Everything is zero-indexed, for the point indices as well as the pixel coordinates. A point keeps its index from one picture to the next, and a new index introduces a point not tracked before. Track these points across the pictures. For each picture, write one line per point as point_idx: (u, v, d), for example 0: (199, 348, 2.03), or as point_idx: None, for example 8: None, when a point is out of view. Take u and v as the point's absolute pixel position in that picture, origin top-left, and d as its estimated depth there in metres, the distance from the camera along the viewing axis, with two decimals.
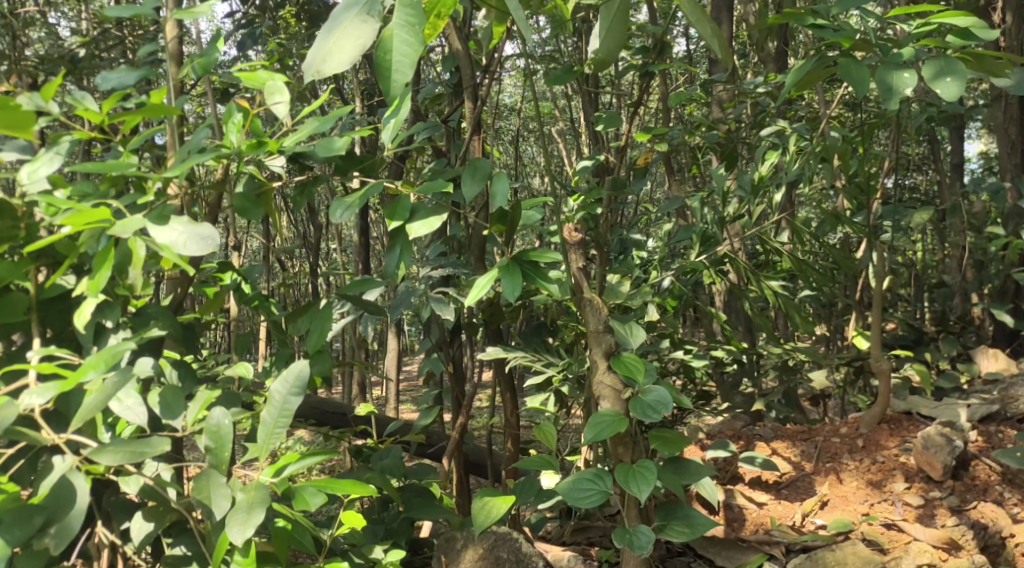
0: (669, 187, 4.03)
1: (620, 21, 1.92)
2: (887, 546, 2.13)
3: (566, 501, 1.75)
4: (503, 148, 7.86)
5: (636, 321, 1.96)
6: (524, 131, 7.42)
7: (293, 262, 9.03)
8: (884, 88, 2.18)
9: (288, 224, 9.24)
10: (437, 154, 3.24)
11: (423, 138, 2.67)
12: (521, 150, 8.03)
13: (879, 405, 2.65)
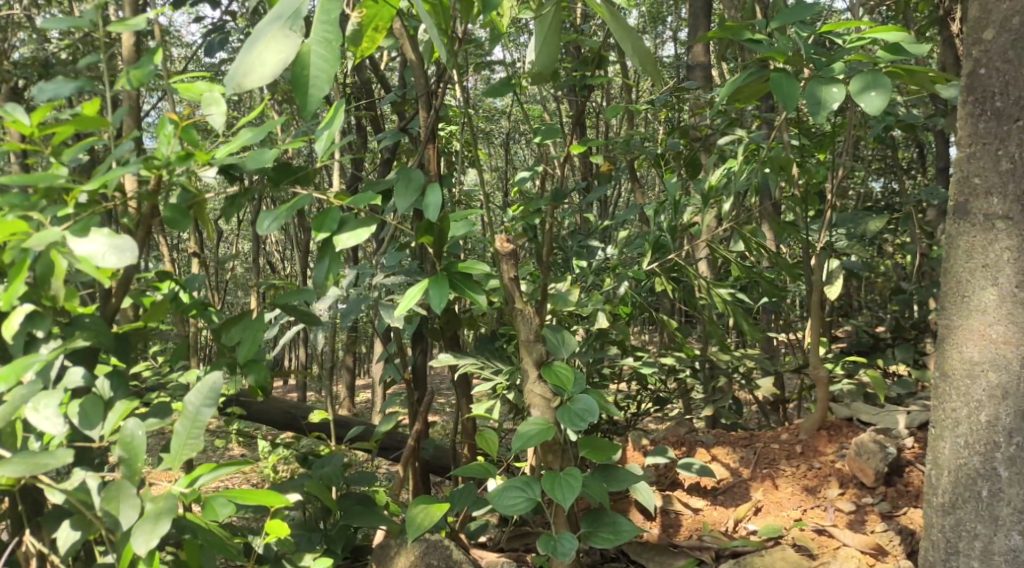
0: (633, 194, 4.05)
1: (554, 34, 1.94)
2: (816, 551, 2.17)
3: (496, 508, 1.83)
4: (488, 153, 7.80)
5: (568, 330, 2.07)
6: (502, 137, 7.40)
7: (276, 265, 8.96)
8: (814, 101, 2.27)
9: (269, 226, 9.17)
10: (401, 160, 3.23)
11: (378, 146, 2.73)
12: (497, 157, 7.99)
13: (817, 412, 2.70)
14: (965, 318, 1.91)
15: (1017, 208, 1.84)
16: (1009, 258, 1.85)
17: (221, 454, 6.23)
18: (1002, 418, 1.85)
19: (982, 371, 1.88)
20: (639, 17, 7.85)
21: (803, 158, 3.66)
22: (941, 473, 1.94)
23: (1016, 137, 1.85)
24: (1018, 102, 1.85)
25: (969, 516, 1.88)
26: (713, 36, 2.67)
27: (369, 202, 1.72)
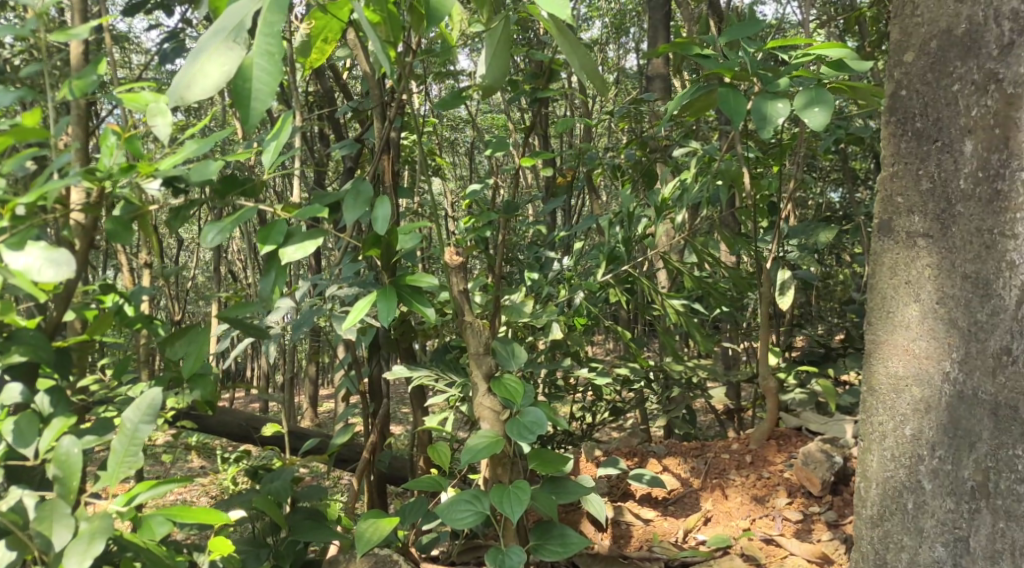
0: (591, 205, 4.07)
1: (504, 47, 1.94)
2: (763, 560, 2.20)
3: (444, 522, 1.83)
4: (451, 161, 7.79)
5: (517, 343, 2.10)
6: (467, 145, 7.39)
7: (237, 272, 8.85)
8: (759, 116, 2.33)
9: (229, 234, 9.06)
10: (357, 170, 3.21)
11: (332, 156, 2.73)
12: (462, 165, 7.98)
13: (766, 422, 2.74)
14: (889, 333, 1.88)
15: (937, 227, 1.80)
16: (931, 276, 1.81)
17: (180, 466, 6.14)
18: (925, 432, 1.81)
19: (907, 385, 1.84)
20: (602, 28, 7.89)
21: (755, 170, 3.70)
22: (870, 486, 1.91)
23: (936, 158, 1.81)
24: (937, 124, 1.80)
25: (897, 527, 1.85)
26: (664, 50, 2.72)
27: (316, 215, 1.70)
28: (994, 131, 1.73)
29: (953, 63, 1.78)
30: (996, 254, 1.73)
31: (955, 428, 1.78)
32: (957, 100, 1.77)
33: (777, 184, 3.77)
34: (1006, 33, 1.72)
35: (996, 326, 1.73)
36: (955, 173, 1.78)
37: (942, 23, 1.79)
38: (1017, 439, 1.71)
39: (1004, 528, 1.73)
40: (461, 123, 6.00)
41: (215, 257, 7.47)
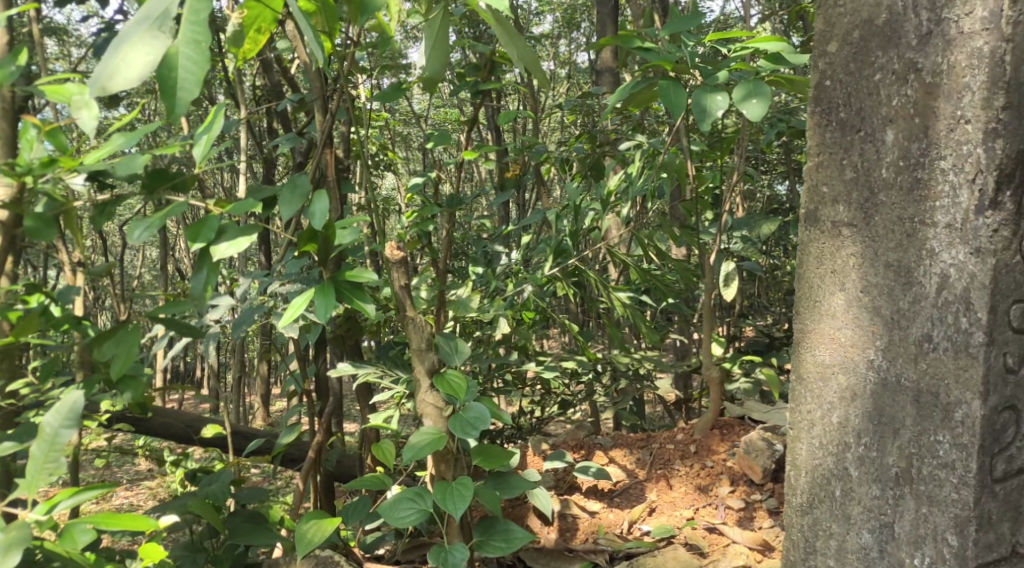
0: (540, 198, 4.05)
1: (442, 39, 1.89)
2: (706, 549, 2.23)
3: (386, 520, 1.81)
4: (403, 156, 7.73)
5: (462, 338, 2.05)
6: (418, 139, 7.34)
7: (184, 270, 8.68)
8: (699, 109, 2.35)
9: (175, 232, 8.88)
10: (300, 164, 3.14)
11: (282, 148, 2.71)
12: (414, 160, 7.92)
13: (710, 412, 2.77)
14: (816, 322, 1.82)
15: (861, 216, 1.72)
16: (855, 265, 1.74)
17: (127, 469, 6.01)
18: (852, 419, 1.76)
19: (834, 373, 1.79)
20: (553, 22, 7.90)
21: (701, 163, 3.73)
22: (799, 474, 1.87)
23: (859, 148, 1.72)
24: (860, 114, 1.71)
25: (825, 514, 1.81)
26: (606, 42, 2.70)
27: (250, 210, 1.66)
28: (914, 120, 1.63)
29: (874, 53, 1.68)
30: (918, 242, 1.64)
31: (880, 415, 1.71)
32: (878, 90, 1.68)
33: (722, 176, 3.79)
34: (925, 23, 1.61)
35: (918, 314, 1.65)
36: (877, 163, 1.69)
37: (863, 13, 1.69)
38: (939, 425, 1.63)
39: (928, 513, 1.67)
40: (411, 117, 5.96)
41: (162, 255, 7.33)
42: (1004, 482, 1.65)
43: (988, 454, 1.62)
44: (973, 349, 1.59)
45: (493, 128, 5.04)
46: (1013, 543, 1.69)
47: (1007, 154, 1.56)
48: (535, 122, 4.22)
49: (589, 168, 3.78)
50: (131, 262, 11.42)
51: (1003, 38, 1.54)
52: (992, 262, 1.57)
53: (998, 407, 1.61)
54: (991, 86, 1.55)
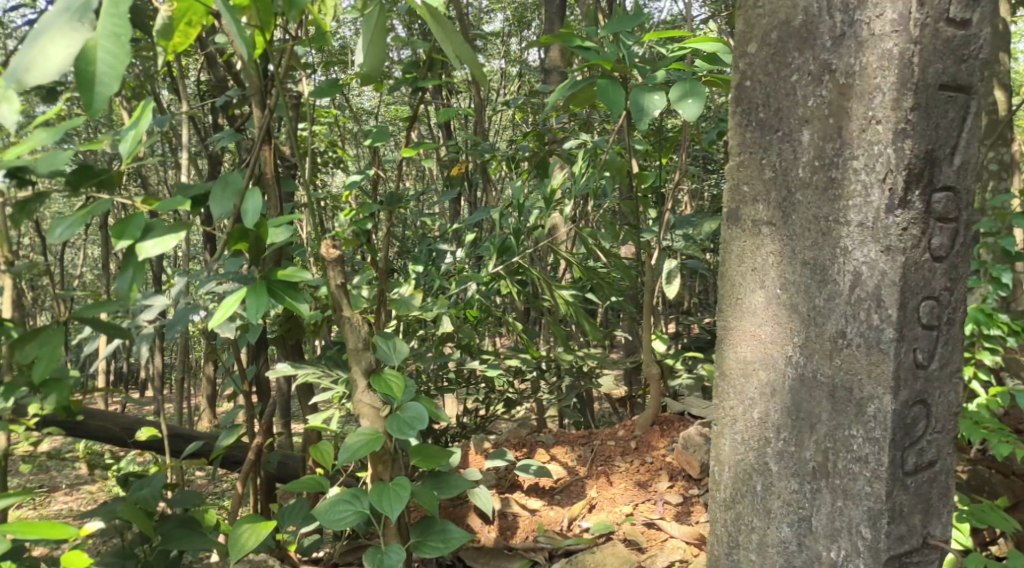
0: (486, 195, 4.03)
1: (380, 36, 1.79)
2: (644, 544, 2.27)
3: (322, 523, 1.78)
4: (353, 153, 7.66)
5: (400, 337, 2.02)
6: None
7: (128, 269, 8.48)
8: (637, 108, 2.37)
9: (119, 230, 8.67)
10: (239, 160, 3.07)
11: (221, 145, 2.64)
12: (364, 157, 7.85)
13: (650, 408, 2.80)
14: (738, 319, 1.74)
15: (780, 215, 1.65)
16: (774, 263, 1.67)
17: (64, 473, 5.84)
18: (771, 415, 1.69)
19: (754, 370, 1.71)
20: (504, 21, 7.91)
21: (645, 162, 3.75)
22: (723, 469, 1.78)
23: (777, 148, 1.65)
24: (779, 114, 1.64)
25: (747, 508, 1.74)
26: (547, 41, 2.69)
27: (176, 208, 1.64)
28: (829, 120, 1.58)
29: (791, 54, 1.62)
30: (832, 240, 1.59)
31: (798, 411, 1.65)
32: (794, 91, 1.62)
33: (666, 174, 3.81)
34: (839, 24, 1.56)
35: (833, 311, 1.60)
36: (794, 162, 1.63)
37: (780, 15, 1.63)
38: (852, 420, 1.59)
39: (842, 507, 1.62)
40: (358, 115, 5.91)
41: (104, 253, 7.14)
42: (915, 476, 1.61)
43: (899, 449, 1.58)
44: (883, 346, 1.55)
45: (442, 126, 5.02)
46: (925, 535, 1.64)
47: (915, 155, 1.52)
48: (482, 119, 4.20)
49: (534, 165, 3.77)
50: (73, 260, 11.14)
51: (911, 40, 1.49)
52: (901, 260, 1.54)
53: (908, 402, 1.57)
54: (900, 87, 1.51)
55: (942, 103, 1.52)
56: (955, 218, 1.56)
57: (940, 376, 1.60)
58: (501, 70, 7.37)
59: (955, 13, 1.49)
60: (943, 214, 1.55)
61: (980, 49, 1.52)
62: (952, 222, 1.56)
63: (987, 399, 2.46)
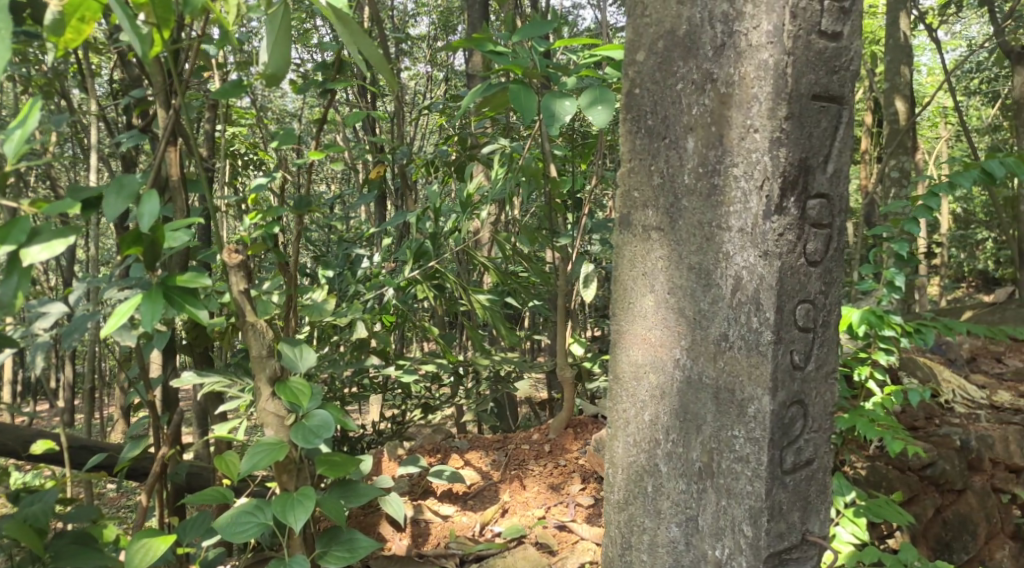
0: (404, 199, 3.98)
1: (285, 34, 1.75)
2: (555, 547, 2.29)
3: (223, 536, 1.74)
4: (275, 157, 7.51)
5: (308, 343, 1.95)
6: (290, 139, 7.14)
7: None
8: (548, 114, 2.39)
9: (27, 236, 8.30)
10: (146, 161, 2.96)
11: (127, 144, 2.54)
12: None
13: (564, 412, 2.82)
14: (629, 323, 1.76)
15: (667, 220, 1.69)
16: (662, 267, 1.70)
17: None
18: (661, 417, 1.72)
19: (645, 372, 1.74)
20: (429, 25, 7.90)
21: (563, 167, 3.77)
22: (616, 472, 1.80)
23: (665, 156, 1.68)
24: (665, 121, 1.68)
25: (639, 510, 1.76)
26: (458, 44, 2.68)
27: (66, 210, 1.59)
28: (711, 128, 1.62)
29: (676, 63, 1.66)
30: (715, 245, 1.63)
31: (686, 413, 1.69)
32: (679, 99, 1.66)
33: (584, 179, 3.83)
34: (720, 35, 1.60)
35: (716, 315, 1.65)
36: (680, 169, 1.67)
37: (666, 24, 1.66)
38: (734, 420, 1.64)
39: (726, 505, 1.66)
40: (278, 118, 5.79)
41: None
42: (794, 473, 1.66)
43: (777, 448, 1.63)
44: (762, 347, 1.60)
45: (363, 129, 4.96)
46: (804, 532, 1.68)
47: (790, 162, 1.58)
48: (401, 122, 4.15)
49: (453, 169, 3.74)
50: None
51: (785, 51, 1.55)
52: (778, 264, 1.59)
53: (786, 402, 1.62)
54: (775, 97, 1.56)
55: (815, 113, 1.58)
56: (828, 224, 1.63)
57: (816, 377, 1.65)
58: (426, 74, 7.35)
59: (826, 26, 1.56)
60: (817, 220, 1.62)
61: (850, 61, 1.58)
62: (826, 227, 1.62)
63: (883, 398, 2.55)
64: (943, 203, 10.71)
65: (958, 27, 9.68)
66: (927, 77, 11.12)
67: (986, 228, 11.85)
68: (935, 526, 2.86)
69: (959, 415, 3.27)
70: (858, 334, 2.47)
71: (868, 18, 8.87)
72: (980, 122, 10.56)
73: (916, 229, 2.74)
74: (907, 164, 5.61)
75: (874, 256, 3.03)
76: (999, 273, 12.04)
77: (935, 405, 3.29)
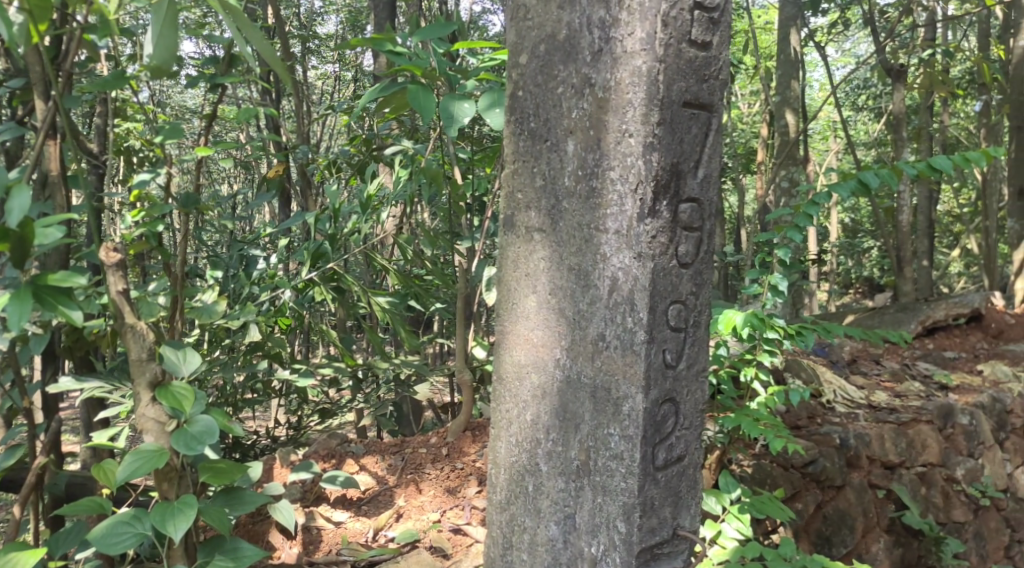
0: (304, 199, 3.90)
1: (173, 24, 1.67)
2: (450, 550, 2.29)
3: (98, 548, 1.68)
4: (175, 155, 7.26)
5: (192, 346, 1.91)
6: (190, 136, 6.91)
7: None
8: (447, 116, 2.38)
9: None
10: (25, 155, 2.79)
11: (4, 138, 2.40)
12: None
13: (463, 414, 2.80)
14: (512, 323, 1.79)
15: (549, 222, 1.72)
16: (544, 268, 1.73)
17: None
18: (542, 417, 1.75)
19: (527, 373, 1.77)
20: (338, 24, 7.77)
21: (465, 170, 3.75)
22: (498, 472, 1.82)
23: (546, 158, 1.71)
24: (546, 124, 1.71)
25: (519, 510, 1.79)
26: (356, 43, 2.63)
27: None
28: (590, 131, 1.65)
29: (557, 67, 1.69)
30: (593, 247, 1.66)
31: (565, 413, 1.72)
32: (560, 103, 1.69)
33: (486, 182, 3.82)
34: (597, 40, 1.64)
35: (594, 315, 1.68)
36: (560, 172, 1.69)
37: (546, 28, 1.70)
38: (610, 419, 1.67)
39: (602, 503, 1.69)
40: (176, 112, 5.59)
41: None
42: (665, 469, 1.70)
43: (649, 444, 1.67)
44: (636, 347, 1.64)
45: (264, 126, 4.83)
46: (675, 526, 1.74)
47: (662, 167, 1.62)
48: (301, 121, 4.06)
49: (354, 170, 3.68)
50: None
51: (656, 58, 1.58)
52: (651, 266, 1.62)
53: (658, 400, 1.66)
54: (648, 102, 1.59)
55: (686, 120, 1.63)
56: (699, 227, 1.68)
57: (687, 375, 1.70)
58: (334, 73, 7.23)
59: (697, 36, 1.60)
60: (689, 223, 1.66)
61: (718, 69, 1.64)
62: (696, 230, 1.68)
63: (766, 398, 2.65)
64: (832, 212, 11.20)
65: (847, 45, 10.15)
66: (818, 91, 11.62)
67: (870, 237, 12.45)
68: (817, 521, 2.98)
69: (840, 414, 3.42)
70: (741, 336, 2.55)
71: (764, 33, 9.21)
72: (865, 135, 11.10)
73: (798, 236, 2.86)
74: (796, 174, 5.82)
75: (762, 261, 3.13)
76: (883, 279, 12.64)
77: (818, 405, 3.43)
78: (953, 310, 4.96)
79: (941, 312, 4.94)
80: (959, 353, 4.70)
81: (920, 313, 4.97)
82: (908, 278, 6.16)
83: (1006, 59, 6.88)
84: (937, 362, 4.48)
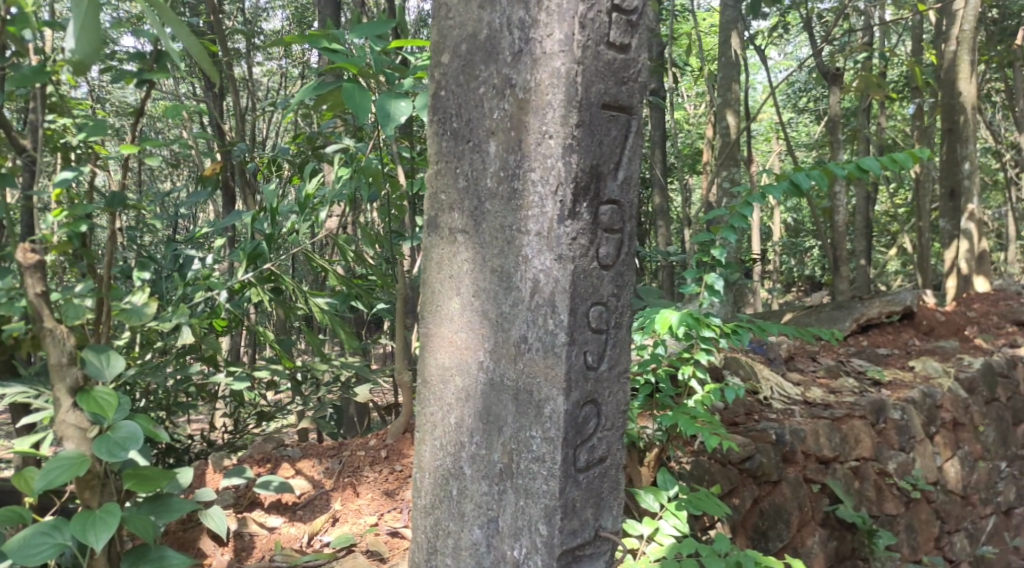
0: (243, 198, 3.83)
1: (95, 15, 1.36)
2: (386, 554, 2.27)
3: (14, 560, 1.63)
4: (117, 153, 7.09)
5: (114, 348, 1.86)
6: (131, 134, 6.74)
7: None
8: (383, 114, 2.36)
9: None
10: None
11: None
12: None
13: (404, 415, 2.75)
14: (437, 325, 1.79)
15: (472, 224, 1.72)
16: (467, 270, 1.73)
17: None
18: (466, 420, 1.75)
19: (451, 375, 1.77)
20: (286, 19, 7.65)
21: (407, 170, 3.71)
22: (423, 475, 1.82)
23: (469, 158, 1.71)
24: (468, 124, 1.71)
25: (444, 514, 1.79)
26: (291, 39, 2.60)
27: None
28: (510, 133, 1.66)
29: (478, 67, 1.69)
30: (515, 249, 1.67)
31: (488, 415, 1.73)
32: (481, 104, 1.69)
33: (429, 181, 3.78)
34: (517, 41, 1.64)
35: (516, 317, 1.68)
36: (482, 173, 1.70)
37: (468, 28, 1.70)
38: (532, 421, 1.67)
39: (524, 505, 1.69)
40: (116, 108, 5.45)
41: None
42: (586, 471, 1.70)
43: (570, 446, 1.67)
44: (557, 349, 1.64)
45: (205, 123, 4.72)
46: (596, 527, 1.74)
47: (581, 168, 1.62)
48: (241, 118, 3.98)
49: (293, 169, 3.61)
50: None
51: (575, 60, 1.59)
52: (571, 268, 1.63)
53: (579, 402, 1.66)
54: (566, 104, 1.60)
55: (605, 122, 1.63)
56: (619, 229, 1.69)
57: (608, 377, 1.70)
58: (280, 71, 7.10)
59: (614, 38, 1.62)
60: (609, 225, 1.67)
61: (637, 72, 1.65)
62: (617, 232, 1.68)
63: (702, 396, 2.68)
64: (775, 212, 11.40)
65: (788, 48, 10.34)
66: (761, 93, 11.81)
67: (811, 236, 12.71)
68: (753, 516, 3.03)
69: (776, 411, 3.48)
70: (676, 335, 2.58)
71: (709, 36, 9.33)
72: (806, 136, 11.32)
73: (732, 236, 2.90)
74: (738, 174, 5.91)
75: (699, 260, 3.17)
76: (824, 278, 12.90)
77: (754, 401, 3.49)
78: (886, 308, 5.08)
79: (875, 310, 5.06)
80: (892, 350, 4.81)
81: (855, 311, 5.09)
82: (845, 277, 6.29)
83: (938, 64, 7.07)
84: (871, 359, 4.58)
